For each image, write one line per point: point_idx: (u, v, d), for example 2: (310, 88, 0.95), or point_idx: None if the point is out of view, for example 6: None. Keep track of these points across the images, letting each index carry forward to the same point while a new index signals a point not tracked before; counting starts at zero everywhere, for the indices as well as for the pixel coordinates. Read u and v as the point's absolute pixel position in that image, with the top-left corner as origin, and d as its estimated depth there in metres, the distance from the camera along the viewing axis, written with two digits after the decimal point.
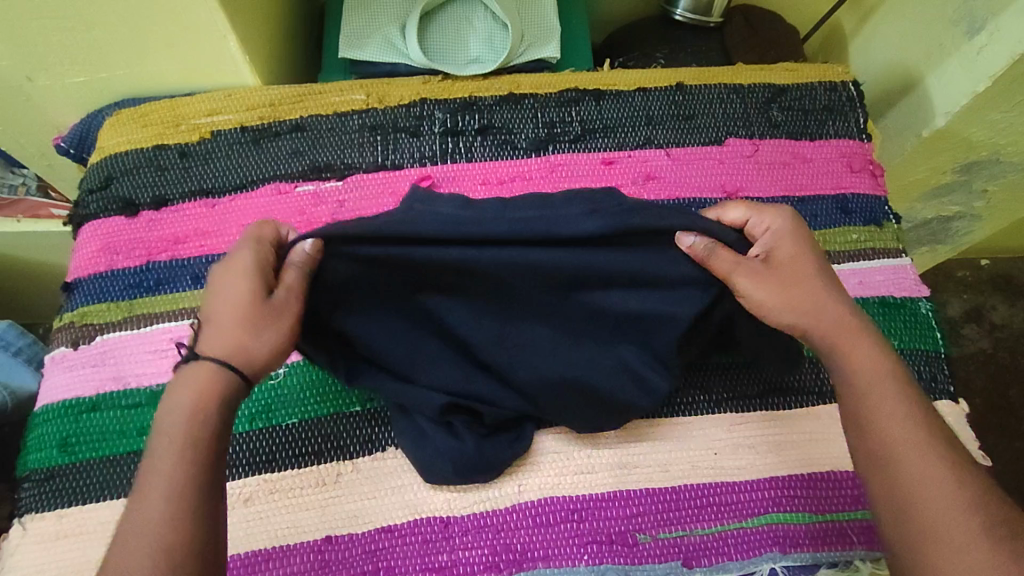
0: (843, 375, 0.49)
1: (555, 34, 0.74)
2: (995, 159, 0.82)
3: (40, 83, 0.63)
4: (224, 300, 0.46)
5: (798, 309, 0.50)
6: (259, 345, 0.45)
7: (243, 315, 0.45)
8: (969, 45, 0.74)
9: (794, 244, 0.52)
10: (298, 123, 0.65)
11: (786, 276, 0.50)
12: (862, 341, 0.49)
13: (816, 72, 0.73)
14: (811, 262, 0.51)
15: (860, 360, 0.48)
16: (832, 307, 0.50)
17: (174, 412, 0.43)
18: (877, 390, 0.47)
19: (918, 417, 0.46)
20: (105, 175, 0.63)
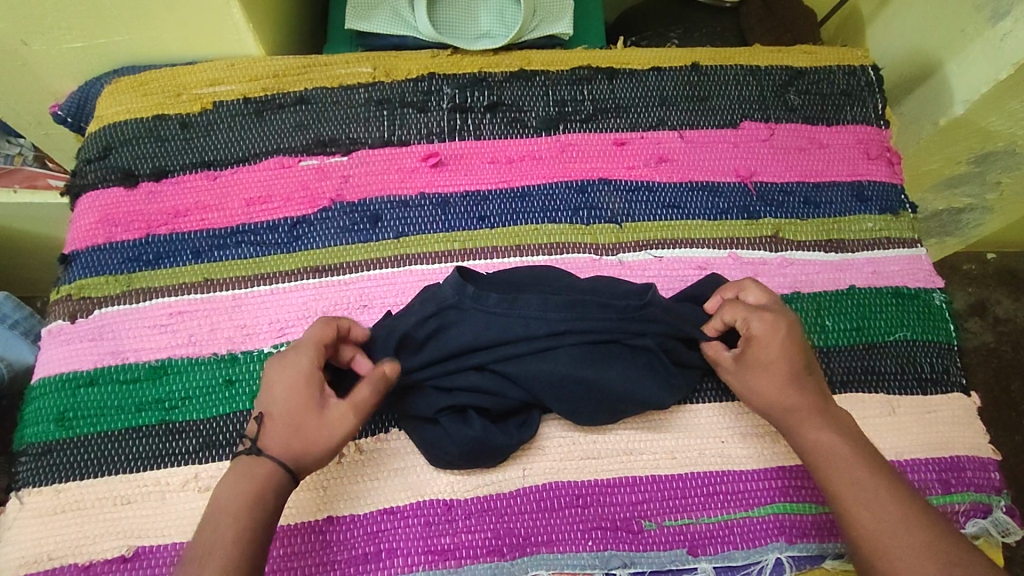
0: (804, 456, 0.50)
1: (568, 10, 0.72)
2: (1011, 150, 0.81)
3: (36, 48, 0.61)
4: (292, 404, 0.48)
5: (766, 405, 0.52)
6: (320, 445, 0.47)
7: (306, 415, 0.48)
8: (992, 32, 0.72)
9: (774, 343, 0.52)
10: (302, 95, 0.64)
11: (757, 376, 0.52)
12: (819, 417, 0.50)
13: (835, 55, 0.71)
14: (789, 359, 0.52)
15: (817, 437, 0.50)
16: (795, 394, 0.51)
17: (225, 507, 0.45)
18: (839, 465, 0.48)
19: (884, 484, 0.47)
20: (104, 144, 0.62)
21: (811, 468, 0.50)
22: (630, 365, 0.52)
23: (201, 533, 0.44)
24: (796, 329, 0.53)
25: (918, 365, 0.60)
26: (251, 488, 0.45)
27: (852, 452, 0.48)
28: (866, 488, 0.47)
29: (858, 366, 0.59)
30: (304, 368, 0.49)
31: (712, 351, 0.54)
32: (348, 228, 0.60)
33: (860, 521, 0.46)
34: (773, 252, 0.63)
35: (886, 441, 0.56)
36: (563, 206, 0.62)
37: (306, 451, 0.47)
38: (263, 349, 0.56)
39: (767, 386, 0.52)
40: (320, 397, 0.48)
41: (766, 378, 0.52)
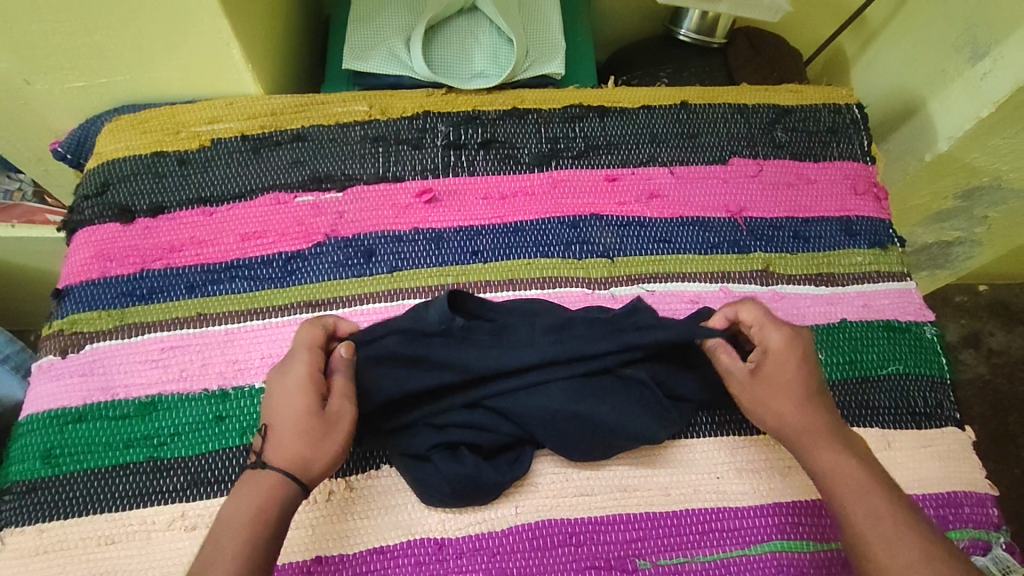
0: (817, 478, 0.49)
1: (560, 51, 0.74)
2: (997, 185, 0.82)
3: (39, 87, 0.62)
4: (289, 408, 0.47)
5: (776, 421, 0.51)
6: (324, 453, 0.46)
7: (305, 427, 0.46)
8: (973, 71, 0.75)
9: (789, 359, 0.52)
10: (299, 133, 0.65)
11: (770, 393, 0.52)
12: (833, 441, 0.50)
13: (820, 94, 0.73)
14: (804, 377, 0.52)
15: (832, 462, 0.49)
16: (808, 415, 0.51)
17: (227, 529, 0.43)
18: (854, 490, 0.47)
19: (902, 515, 0.46)
20: (102, 181, 0.62)
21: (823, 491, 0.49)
22: (626, 404, 0.52)
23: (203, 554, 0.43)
24: (811, 349, 0.53)
25: (912, 399, 0.60)
26: (253, 507, 0.44)
27: (868, 479, 0.48)
28: (882, 516, 0.46)
29: (852, 400, 0.59)
30: (303, 373, 0.48)
31: (724, 361, 0.53)
32: (342, 263, 0.60)
33: (876, 550, 0.45)
34: (764, 286, 0.63)
35: None
36: (555, 241, 0.63)
37: (309, 466, 0.46)
38: (255, 385, 0.55)
39: (780, 402, 0.51)
40: (321, 403, 0.47)
41: (779, 395, 0.51)
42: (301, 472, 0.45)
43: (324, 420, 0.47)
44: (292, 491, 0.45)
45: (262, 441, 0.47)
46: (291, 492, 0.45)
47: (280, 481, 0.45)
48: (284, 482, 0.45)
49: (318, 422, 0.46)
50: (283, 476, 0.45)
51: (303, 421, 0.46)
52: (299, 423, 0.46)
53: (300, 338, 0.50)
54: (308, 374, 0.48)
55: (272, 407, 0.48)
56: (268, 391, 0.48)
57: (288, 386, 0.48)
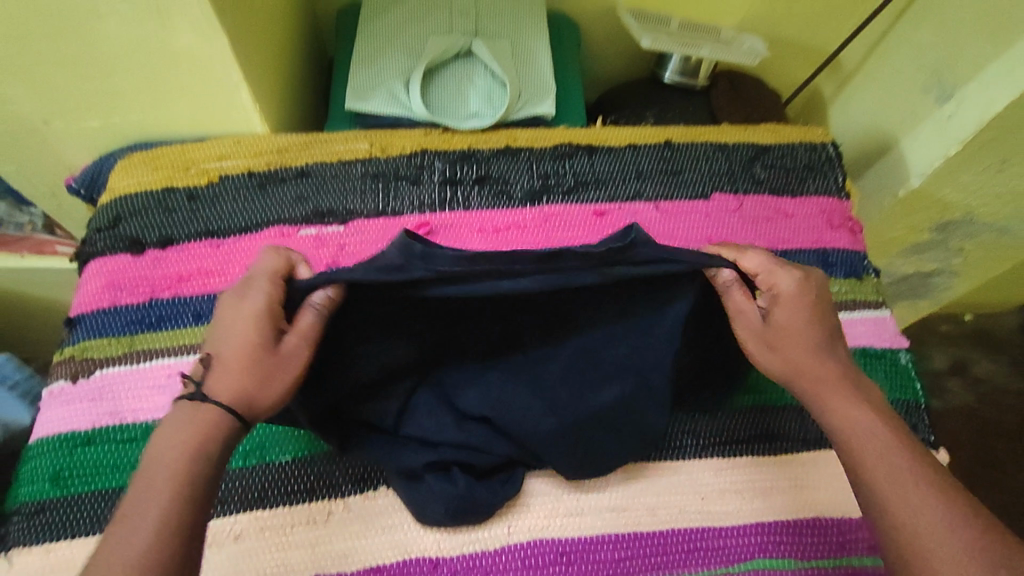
0: (830, 431, 0.49)
1: (550, 92, 0.78)
2: (969, 219, 0.88)
3: (57, 126, 0.66)
4: (240, 340, 0.46)
5: (788, 373, 0.50)
6: (269, 391, 0.45)
7: (254, 361, 0.45)
8: (940, 111, 0.79)
9: (797, 305, 0.51)
10: (303, 169, 0.68)
11: (784, 342, 0.50)
12: (847, 392, 0.49)
13: (796, 133, 0.78)
14: (813, 326, 0.51)
15: (847, 413, 0.48)
16: (820, 365, 0.50)
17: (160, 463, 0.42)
18: (871, 443, 0.46)
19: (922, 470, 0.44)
20: (115, 214, 0.65)
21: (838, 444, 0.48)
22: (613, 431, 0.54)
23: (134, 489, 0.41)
24: (820, 298, 0.52)
25: None
26: (189, 440, 0.43)
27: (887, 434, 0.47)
28: (900, 474, 0.44)
29: None
30: (259, 306, 0.47)
31: (734, 302, 0.50)
32: None
33: (894, 507, 0.43)
34: None
35: None
36: None
37: (253, 402, 0.45)
38: None
39: (793, 353, 0.50)
40: (274, 337, 0.46)
41: (793, 345, 0.50)
42: (246, 408, 0.45)
43: (274, 354, 0.45)
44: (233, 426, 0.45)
45: (206, 371, 0.46)
46: (232, 426, 0.45)
47: (221, 414, 0.44)
48: (225, 415, 0.45)
49: (268, 358, 0.45)
50: (224, 410, 0.44)
51: (253, 355, 0.46)
52: (245, 355, 0.46)
53: (262, 266, 0.49)
54: (264, 306, 0.47)
55: (220, 337, 0.47)
56: (220, 320, 0.48)
57: (242, 319, 0.47)
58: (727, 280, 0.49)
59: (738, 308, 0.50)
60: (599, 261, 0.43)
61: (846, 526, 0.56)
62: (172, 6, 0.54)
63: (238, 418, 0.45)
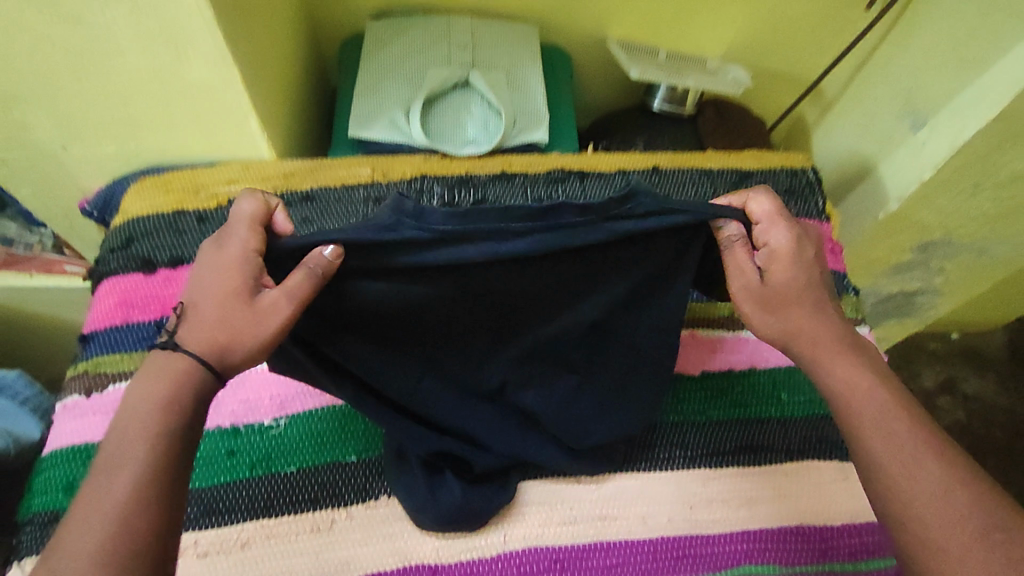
0: (831, 394, 0.49)
1: (543, 120, 0.82)
2: (948, 239, 0.92)
3: (74, 151, 0.69)
4: (217, 289, 0.45)
5: (787, 335, 0.51)
6: (243, 345, 0.44)
7: (228, 313, 0.44)
8: (914, 139, 0.83)
9: (794, 261, 0.51)
10: (308, 193, 0.72)
11: (783, 302, 0.51)
12: (848, 356, 0.49)
13: (777, 159, 0.82)
14: (810, 284, 0.51)
15: (848, 375, 0.48)
16: (820, 326, 0.51)
17: (134, 417, 0.41)
18: (871, 406, 0.46)
19: (921, 433, 0.44)
20: (127, 236, 0.68)
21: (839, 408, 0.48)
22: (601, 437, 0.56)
23: (109, 445, 0.41)
24: (814, 253, 0.52)
25: None
26: (162, 393, 0.42)
27: (889, 398, 0.46)
28: (900, 438, 0.44)
29: (813, 436, 0.64)
30: (237, 257, 0.45)
31: (734, 258, 0.50)
32: None
33: (890, 473, 0.43)
34: (733, 331, 0.68)
35: (842, 505, 0.61)
36: None
37: (226, 356, 0.44)
38: (264, 422, 0.60)
39: (793, 314, 0.51)
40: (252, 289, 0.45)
41: (792, 305, 0.51)
42: (220, 360, 0.44)
43: (251, 307, 0.44)
44: (207, 377, 0.44)
45: (178, 320, 0.46)
46: (205, 378, 0.44)
47: (192, 365, 0.44)
48: (197, 366, 0.44)
49: (244, 310, 0.44)
50: (195, 361, 0.44)
51: (229, 307, 0.44)
52: (220, 307, 0.44)
53: (242, 214, 0.47)
54: (244, 255, 0.45)
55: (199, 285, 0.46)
56: (198, 267, 0.47)
57: (219, 269, 0.45)
58: (731, 235, 0.50)
59: (739, 265, 0.50)
60: (596, 217, 0.44)
61: (828, 533, 0.59)
62: (187, 42, 0.58)
63: (210, 371, 0.44)
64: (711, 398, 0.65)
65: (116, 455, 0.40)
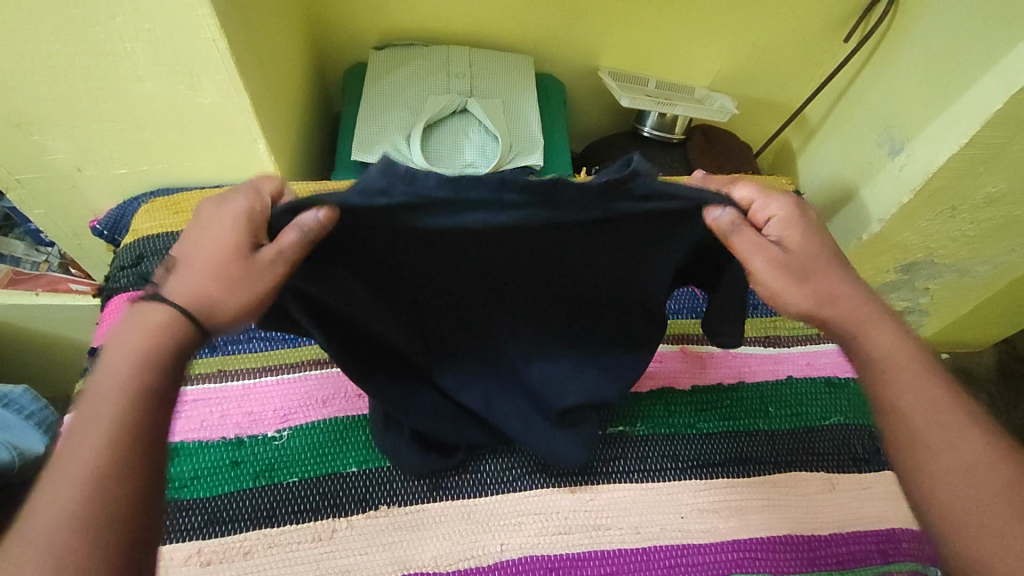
0: (868, 356, 0.46)
1: (538, 145, 0.86)
2: (930, 259, 0.95)
3: (87, 173, 0.72)
4: (213, 243, 0.41)
5: (815, 306, 0.45)
6: (235, 301, 0.40)
7: (222, 267, 0.40)
8: (893, 163, 0.87)
9: (796, 232, 0.45)
10: None
11: (800, 278, 0.45)
12: (880, 319, 0.47)
13: (762, 183, 0.86)
14: (815, 259, 0.46)
15: (885, 338, 0.46)
16: (844, 290, 0.47)
17: (108, 378, 0.39)
18: (903, 370, 0.45)
19: (952, 401, 0.44)
20: (137, 253, 0.71)
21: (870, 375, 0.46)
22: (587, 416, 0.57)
23: (82, 408, 0.38)
24: (811, 230, 0.47)
25: (853, 447, 0.67)
26: (135, 351, 0.39)
27: (918, 358, 0.46)
28: (934, 406, 0.44)
29: (799, 447, 0.66)
30: (241, 214, 0.42)
31: (746, 240, 0.42)
32: None
33: (927, 446, 0.42)
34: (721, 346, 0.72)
35: (829, 515, 0.63)
36: None
37: (213, 311, 0.41)
38: (268, 434, 0.61)
39: (812, 284, 0.45)
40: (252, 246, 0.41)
41: (807, 276, 0.45)
42: (207, 316, 0.41)
43: (247, 264, 0.40)
44: (186, 332, 0.41)
45: (166, 272, 0.43)
46: (186, 332, 0.41)
47: (176, 317, 0.40)
48: (179, 319, 0.40)
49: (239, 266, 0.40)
50: (180, 313, 0.40)
51: (224, 262, 0.40)
52: (215, 261, 0.41)
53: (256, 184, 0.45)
54: (249, 212, 0.42)
55: (198, 245, 0.42)
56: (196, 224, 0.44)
57: (220, 224, 0.42)
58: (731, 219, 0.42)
59: (753, 244, 0.43)
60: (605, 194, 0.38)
61: (817, 543, 0.61)
62: (200, 71, 0.61)
63: (193, 325, 0.41)
64: (702, 411, 0.67)
65: (87, 418, 0.38)
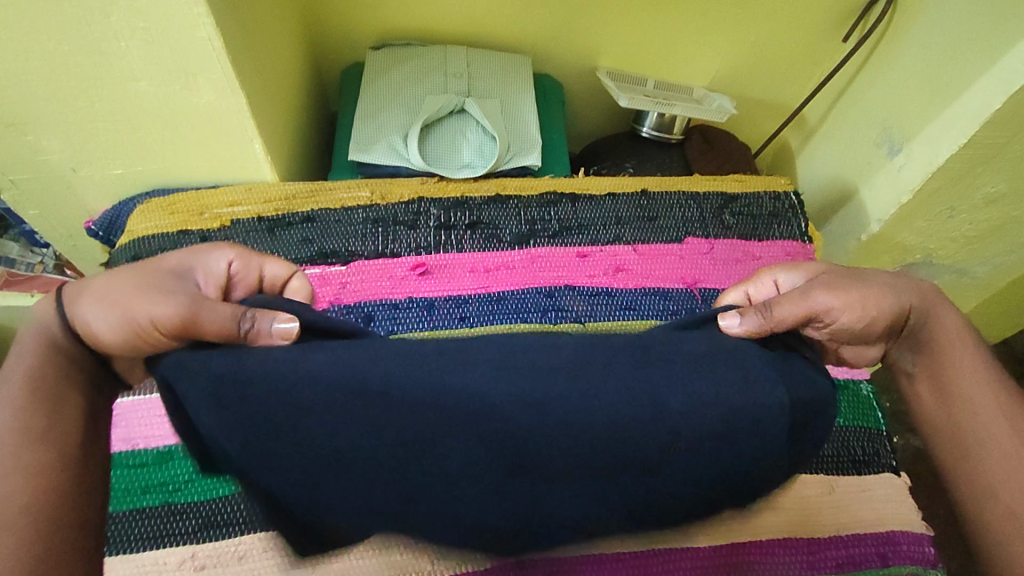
0: (931, 339, 0.57)
1: (536, 145, 0.86)
2: (928, 260, 0.95)
3: (82, 174, 0.72)
4: (143, 283, 0.52)
5: (892, 318, 0.55)
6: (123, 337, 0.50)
7: (139, 297, 0.50)
8: (892, 163, 0.87)
9: (839, 279, 0.55)
10: (309, 214, 0.74)
11: (865, 303, 0.54)
12: (944, 304, 0.57)
13: (761, 184, 0.85)
14: (853, 283, 0.56)
15: (949, 322, 0.57)
16: (914, 299, 0.56)
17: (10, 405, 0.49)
18: (956, 347, 0.56)
19: (994, 377, 0.55)
20: (131, 255, 0.70)
21: (930, 360, 0.57)
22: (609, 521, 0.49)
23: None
24: (835, 270, 0.58)
25: (852, 449, 0.66)
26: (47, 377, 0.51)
27: (965, 335, 0.57)
28: (977, 378, 0.55)
29: None
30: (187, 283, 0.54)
31: (806, 305, 0.53)
32: None
33: (972, 417, 0.53)
34: None
35: (828, 517, 0.62)
36: (532, 308, 0.70)
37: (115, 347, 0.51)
38: None
39: (871, 303, 0.54)
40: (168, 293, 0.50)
41: (869, 298, 0.54)
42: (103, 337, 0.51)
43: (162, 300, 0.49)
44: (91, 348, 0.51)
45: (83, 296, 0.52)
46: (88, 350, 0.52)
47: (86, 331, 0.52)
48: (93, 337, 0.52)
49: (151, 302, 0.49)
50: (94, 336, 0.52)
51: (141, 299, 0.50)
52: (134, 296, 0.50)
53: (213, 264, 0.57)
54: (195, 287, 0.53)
55: (121, 276, 0.53)
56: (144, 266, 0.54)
57: (136, 277, 0.53)
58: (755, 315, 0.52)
59: (808, 302, 0.53)
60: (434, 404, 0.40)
61: (816, 546, 0.60)
62: (197, 71, 0.61)
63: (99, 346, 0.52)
64: None
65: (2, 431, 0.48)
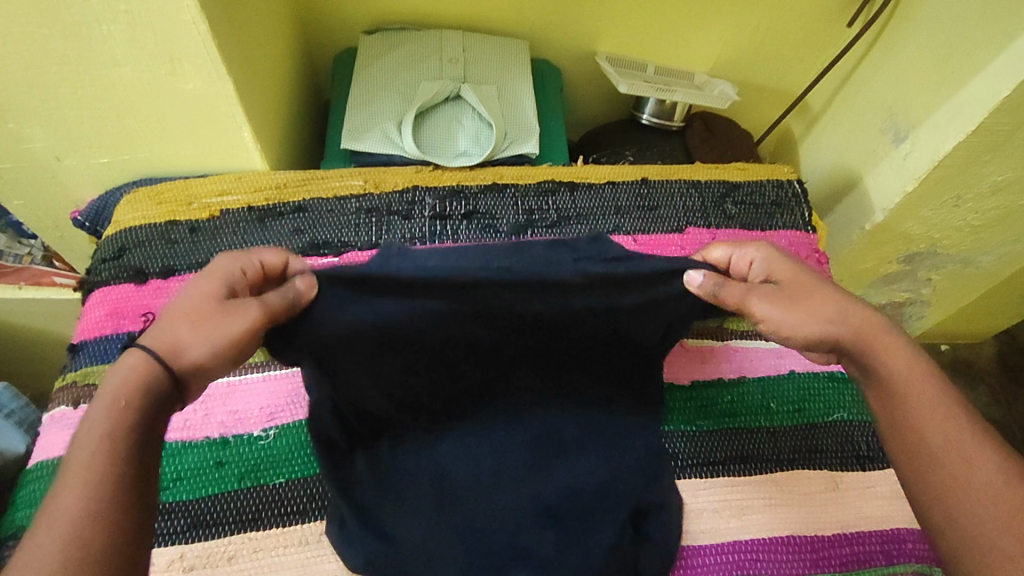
0: (885, 376, 0.49)
1: (534, 132, 0.83)
2: (933, 250, 0.93)
3: (67, 163, 0.70)
4: (198, 296, 0.44)
5: (824, 327, 0.50)
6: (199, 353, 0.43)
7: (202, 318, 0.43)
8: (897, 151, 0.85)
9: (778, 263, 0.53)
10: (300, 204, 0.72)
11: (800, 302, 0.50)
12: (890, 337, 0.50)
13: (764, 172, 0.83)
14: (799, 275, 0.53)
15: (900, 359, 0.49)
16: (855, 313, 0.51)
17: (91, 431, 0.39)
18: (917, 384, 0.48)
19: (962, 417, 0.47)
20: (119, 246, 0.68)
21: (890, 398, 0.48)
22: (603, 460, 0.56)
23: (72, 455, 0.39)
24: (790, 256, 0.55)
25: (856, 444, 0.65)
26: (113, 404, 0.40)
27: (926, 370, 0.49)
28: (945, 420, 0.46)
29: (802, 445, 0.64)
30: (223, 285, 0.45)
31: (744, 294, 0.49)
32: None
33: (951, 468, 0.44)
34: (722, 341, 0.69)
35: (830, 515, 0.61)
36: None
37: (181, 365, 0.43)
38: (253, 433, 0.59)
39: (816, 303, 0.51)
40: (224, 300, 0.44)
41: (809, 297, 0.51)
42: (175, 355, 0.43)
43: (220, 307, 0.44)
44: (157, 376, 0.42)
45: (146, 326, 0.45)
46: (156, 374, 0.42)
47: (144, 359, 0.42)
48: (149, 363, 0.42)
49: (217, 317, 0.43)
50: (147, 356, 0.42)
51: (205, 315, 0.44)
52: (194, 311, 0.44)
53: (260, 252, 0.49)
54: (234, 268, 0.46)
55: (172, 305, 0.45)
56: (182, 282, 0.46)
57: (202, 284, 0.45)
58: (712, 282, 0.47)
59: (746, 289, 0.49)
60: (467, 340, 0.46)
61: (818, 544, 0.59)
62: (182, 56, 0.59)
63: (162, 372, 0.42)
64: (701, 408, 0.65)
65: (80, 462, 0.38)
